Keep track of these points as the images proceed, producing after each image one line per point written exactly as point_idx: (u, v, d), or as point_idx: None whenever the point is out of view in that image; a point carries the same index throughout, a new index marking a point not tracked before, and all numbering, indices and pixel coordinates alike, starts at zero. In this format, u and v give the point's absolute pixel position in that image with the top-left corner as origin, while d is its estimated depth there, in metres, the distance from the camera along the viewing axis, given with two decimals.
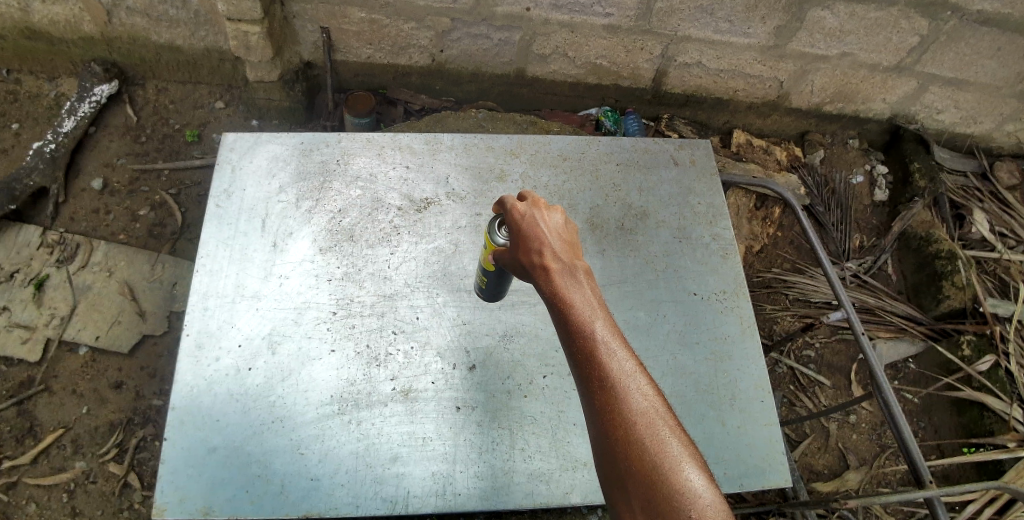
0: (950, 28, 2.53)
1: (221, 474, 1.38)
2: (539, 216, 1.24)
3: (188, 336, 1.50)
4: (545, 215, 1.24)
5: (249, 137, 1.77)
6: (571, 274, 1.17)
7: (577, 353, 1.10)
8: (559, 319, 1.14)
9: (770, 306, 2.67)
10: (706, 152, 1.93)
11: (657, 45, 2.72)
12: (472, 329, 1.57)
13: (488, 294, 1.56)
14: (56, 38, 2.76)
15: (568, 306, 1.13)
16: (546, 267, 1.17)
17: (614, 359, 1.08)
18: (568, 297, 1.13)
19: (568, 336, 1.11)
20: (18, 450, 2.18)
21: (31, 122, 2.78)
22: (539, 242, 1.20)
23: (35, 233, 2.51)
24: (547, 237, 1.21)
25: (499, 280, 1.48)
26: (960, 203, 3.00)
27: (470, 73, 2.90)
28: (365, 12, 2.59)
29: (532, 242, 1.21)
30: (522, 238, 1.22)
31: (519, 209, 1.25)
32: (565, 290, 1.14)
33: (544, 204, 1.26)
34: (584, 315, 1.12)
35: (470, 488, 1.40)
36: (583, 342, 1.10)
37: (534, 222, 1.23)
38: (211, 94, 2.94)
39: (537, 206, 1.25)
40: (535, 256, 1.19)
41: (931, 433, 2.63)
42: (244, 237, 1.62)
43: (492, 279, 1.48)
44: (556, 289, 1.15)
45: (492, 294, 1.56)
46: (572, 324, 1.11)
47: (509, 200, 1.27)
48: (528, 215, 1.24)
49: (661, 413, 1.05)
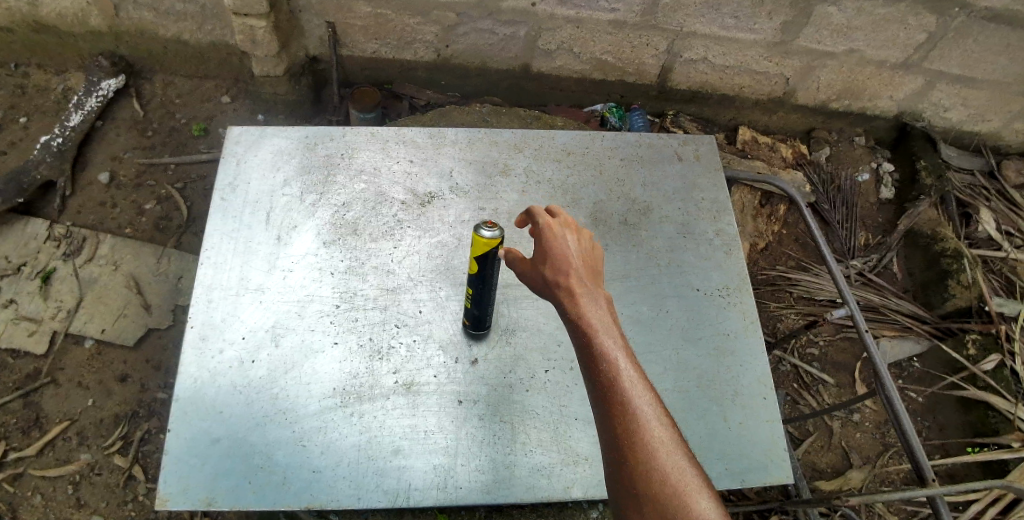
0: (958, 24, 2.52)
1: (223, 465, 1.39)
2: (566, 238, 1.24)
3: (192, 328, 1.50)
4: (572, 237, 1.25)
5: (255, 131, 1.78)
6: (593, 295, 1.19)
7: (595, 375, 1.10)
8: (578, 340, 1.15)
9: (774, 303, 2.67)
10: (711, 147, 1.92)
11: (664, 41, 2.71)
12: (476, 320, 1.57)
13: (479, 323, 1.50)
14: (64, 32, 2.78)
15: (589, 327, 1.13)
16: (569, 288, 1.18)
17: (629, 379, 1.09)
18: (591, 320, 1.14)
19: (585, 353, 1.12)
20: (25, 441, 2.20)
21: (39, 114, 2.80)
22: (564, 264, 1.21)
23: (43, 225, 2.53)
24: (573, 260, 1.21)
25: (488, 297, 1.43)
26: (967, 202, 2.98)
27: (476, 68, 2.89)
28: (371, 6, 2.60)
29: (557, 263, 1.21)
30: (546, 255, 1.22)
31: (546, 228, 1.26)
32: (586, 310, 1.16)
33: (571, 227, 1.27)
34: (605, 337, 1.13)
35: (471, 481, 1.40)
36: (602, 364, 1.10)
37: (561, 244, 1.23)
38: (217, 87, 2.95)
39: (565, 227, 1.26)
40: (560, 274, 1.20)
41: (936, 432, 2.59)
42: (248, 230, 1.63)
43: (482, 296, 1.42)
44: (578, 308, 1.16)
45: (485, 325, 1.51)
46: (592, 346, 1.12)
47: (536, 219, 1.28)
48: (555, 236, 1.24)
49: (676, 440, 1.06)
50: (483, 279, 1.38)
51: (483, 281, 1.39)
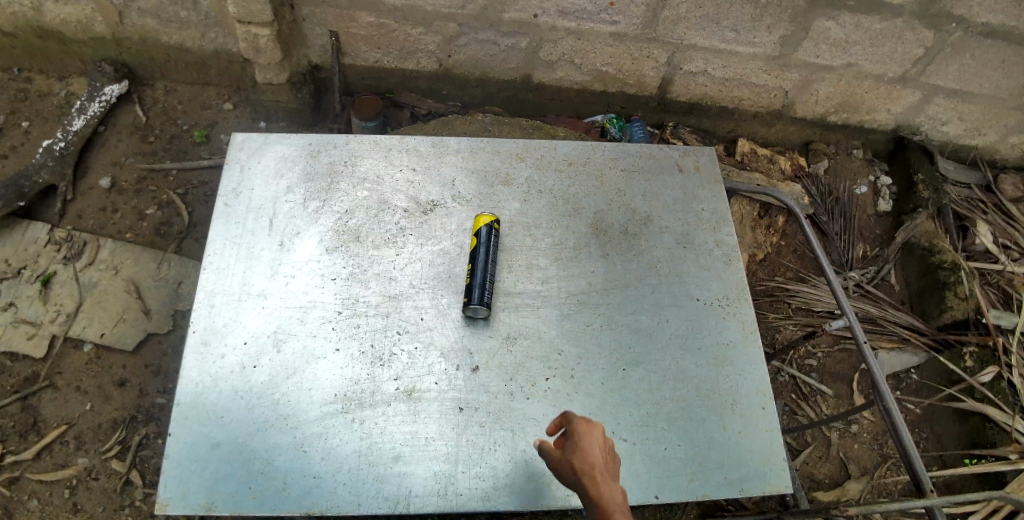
0: (955, 39, 2.55)
1: (224, 469, 1.39)
2: (597, 447, 1.30)
3: (194, 333, 1.51)
4: (601, 447, 1.31)
5: (258, 138, 1.79)
6: (615, 498, 1.26)
7: None
8: None
9: (772, 314, 2.69)
10: (711, 158, 1.93)
11: (664, 53, 2.74)
12: (477, 327, 1.58)
13: (480, 295, 1.57)
14: (68, 37, 2.80)
15: None
16: (592, 488, 1.25)
17: None
18: None
19: None
20: (21, 445, 2.20)
21: (41, 119, 2.81)
22: (594, 474, 1.26)
23: (43, 230, 2.54)
24: (601, 471, 1.27)
25: (489, 271, 1.61)
26: (964, 214, 3.00)
27: (477, 78, 2.92)
28: (374, 16, 2.62)
29: (586, 472, 1.27)
30: (577, 462, 1.28)
31: (579, 434, 1.31)
32: (609, 502, 1.24)
33: (601, 434, 1.34)
34: None
35: (471, 488, 1.41)
36: None
37: (592, 453, 1.29)
38: (219, 94, 2.97)
39: (596, 434, 1.32)
40: (586, 469, 1.27)
41: (933, 443, 2.61)
42: (251, 236, 1.64)
43: (483, 267, 1.60)
44: (602, 504, 1.23)
45: (486, 301, 1.57)
46: None
47: (570, 423, 1.34)
48: (587, 443, 1.30)
49: None
50: (484, 248, 1.63)
51: (483, 250, 1.62)
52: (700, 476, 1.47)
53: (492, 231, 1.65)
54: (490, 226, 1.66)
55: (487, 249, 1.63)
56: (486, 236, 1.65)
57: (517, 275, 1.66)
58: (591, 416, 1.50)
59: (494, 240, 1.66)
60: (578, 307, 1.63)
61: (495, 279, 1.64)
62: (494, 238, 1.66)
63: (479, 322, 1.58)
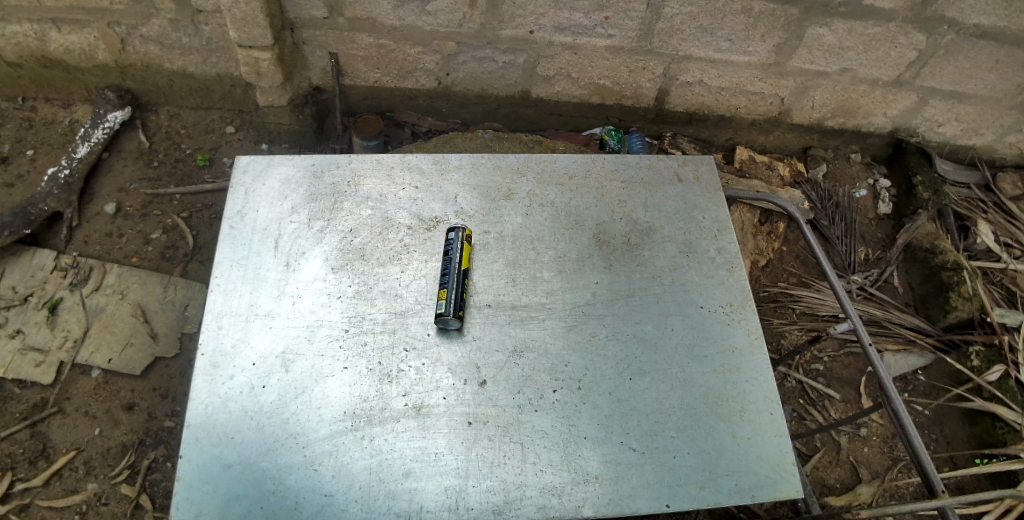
0: (948, 42, 2.58)
1: (235, 490, 1.40)
2: None
3: (203, 355, 1.53)
4: None
5: (262, 160, 1.82)
6: None
7: None
8: None
9: (777, 320, 2.70)
10: (710, 168, 1.95)
11: (660, 65, 2.77)
12: (453, 339, 1.58)
13: (450, 306, 1.58)
14: (71, 66, 2.85)
15: None
16: None
17: None
18: None
19: None
20: (31, 472, 2.20)
21: (46, 147, 2.85)
22: None
23: (50, 256, 2.56)
24: None
25: (454, 281, 1.62)
26: (965, 214, 3.02)
27: (476, 95, 2.95)
28: (373, 36, 2.66)
29: None
30: None
31: None
32: None
33: None
34: None
35: (482, 502, 1.41)
36: None
37: None
38: (222, 118, 3.01)
39: None
40: None
41: (944, 444, 2.58)
42: (257, 258, 1.66)
43: (446, 275, 1.63)
44: None
45: (457, 312, 1.58)
46: None
47: None
48: None
49: None
50: (454, 253, 1.66)
51: (455, 256, 1.65)
52: (710, 483, 1.47)
53: (462, 242, 1.68)
54: (459, 231, 1.70)
55: (459, 255, 1.66)
56: (451, 244, 1.68)
57: (521, 288, 1.67)
58: (599, 426, 1.51)
59: (461, 248, 1.67)
60: (582, 318, 1.64)
61: (470, 291, 1.65)
62: (454, 246, 1.67)
63: (451, 334, 1.59)
